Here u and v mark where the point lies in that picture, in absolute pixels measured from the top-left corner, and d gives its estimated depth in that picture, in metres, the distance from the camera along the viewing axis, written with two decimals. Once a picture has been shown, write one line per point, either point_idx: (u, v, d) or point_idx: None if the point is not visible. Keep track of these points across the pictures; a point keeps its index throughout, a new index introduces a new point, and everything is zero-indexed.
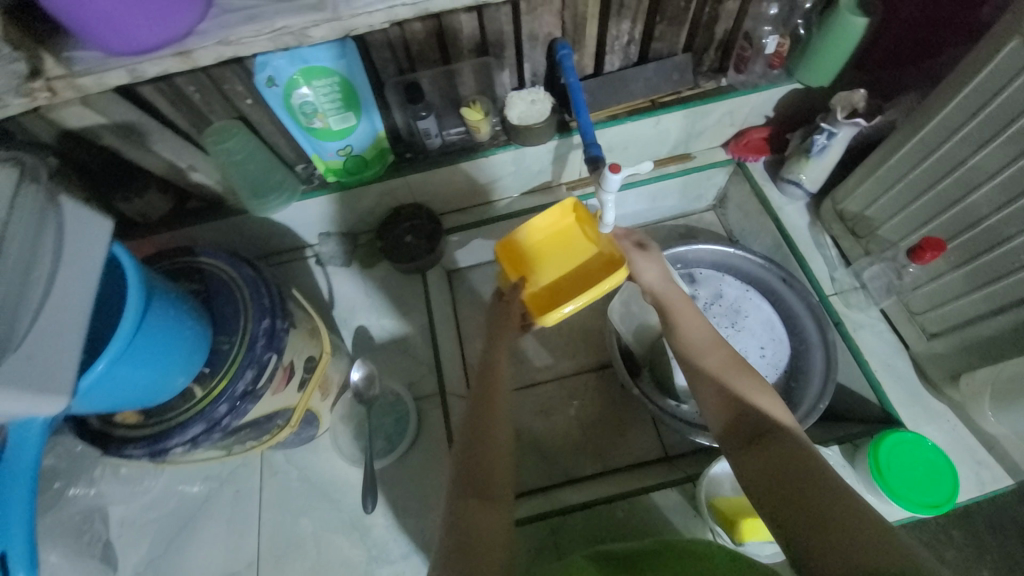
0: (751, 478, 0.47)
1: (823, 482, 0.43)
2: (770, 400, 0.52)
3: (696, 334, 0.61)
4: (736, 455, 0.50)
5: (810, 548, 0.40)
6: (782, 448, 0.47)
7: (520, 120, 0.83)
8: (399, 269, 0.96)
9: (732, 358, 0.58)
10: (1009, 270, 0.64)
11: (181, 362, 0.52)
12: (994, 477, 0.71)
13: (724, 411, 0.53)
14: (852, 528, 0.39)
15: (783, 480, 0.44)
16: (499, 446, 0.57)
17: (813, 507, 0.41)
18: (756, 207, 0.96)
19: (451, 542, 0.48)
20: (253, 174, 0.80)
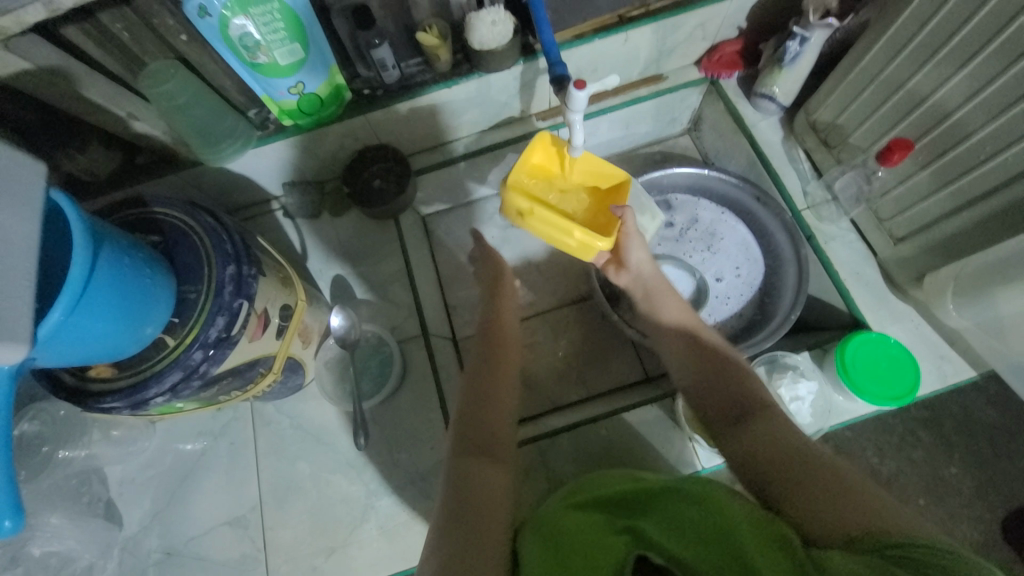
0: (745, 455, 0.54)
1: (804, 452, 0.51)
2: (751, 387, 0.62)
3: (672, 316, 0.74)
4: (721, 436, 0.59)
5: (793, 504, 0.47)
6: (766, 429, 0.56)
7: (482, 44, 0.77)
8: (370, 214, 0.94)
9: (713, 347, 0.68)
10: (975, 164, 0.65)
11: (145, 311, 0.51)
12: (955, 369, 0.75)
13: (712, 397, 0.63)
14: (834, 490, 0.46)
15: (773, 452, 0.53)
16: (499, 430, 0.63)
17: (798, 472, 0.49)
18: (730, 126, 0.94)
19: (459, 503, 0.53)
20: (200, 120, 0.75)
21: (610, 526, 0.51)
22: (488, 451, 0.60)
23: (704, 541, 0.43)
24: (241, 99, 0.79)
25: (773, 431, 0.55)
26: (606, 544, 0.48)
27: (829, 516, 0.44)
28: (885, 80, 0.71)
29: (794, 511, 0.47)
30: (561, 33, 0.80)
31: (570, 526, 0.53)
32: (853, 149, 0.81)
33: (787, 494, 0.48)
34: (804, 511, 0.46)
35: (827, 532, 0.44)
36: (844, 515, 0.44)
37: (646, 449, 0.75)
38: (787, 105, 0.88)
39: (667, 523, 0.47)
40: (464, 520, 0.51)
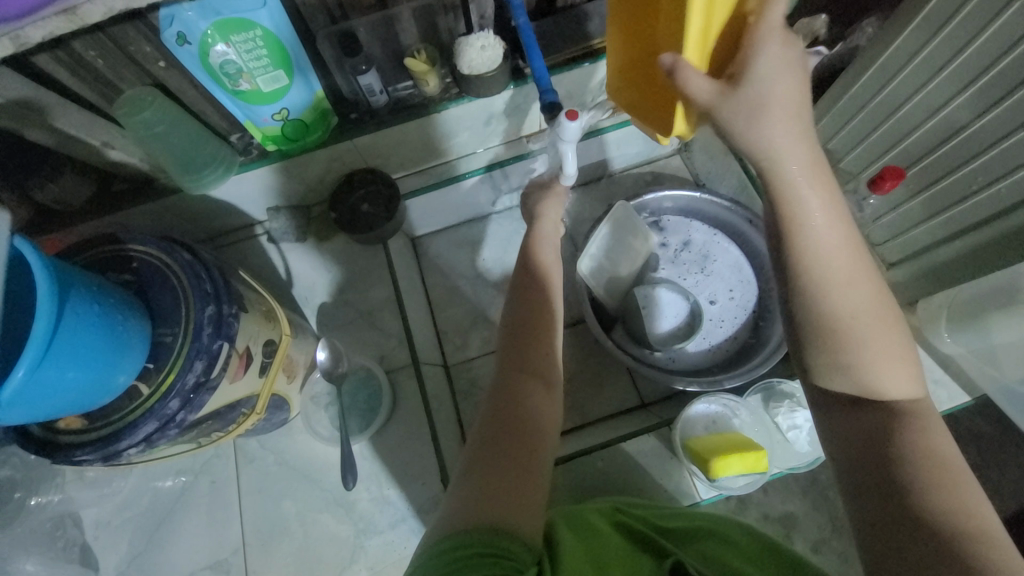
0: (844, 445, 0.49)
1: (921, 464, 0.44)
2: (892, 365, 0.48)
3: (829, 252, 0.49)
4: (829, 412, 0.51)
5: (882, 532, 0.43)
6: (887, 425, 0.47)
7: (471, 69, 0.76)
8: (357, 239, 0.91)
9: (873, 303, 0.49)
10: (966, 193, 0.65)
11: (118, 360, 0.48)
12: (950, 395, 0.75)
13: (841, 370, 0.49)
14: (937, 525, 0.41)
15: (880, 459, 0.46)
16: (544, 417, 0.56)
17: (900, 490, 0.44)
18: (720, 148, 0.94)
19: (504, 425, 0.53)
20: (179, 147, 0.72)
21: (644, 547, 0.52)
22: (543, 378, 0.59)
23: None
24: (223, 125, 0.76)
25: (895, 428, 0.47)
26: (640, 561, 0.50)
27: (900, 538, 0.42)
28: (877, 107, 0.71)
29: (879, 534, 0.44)
30: (551, 57, 0.79)
31: (601, 531, 0.53)
32: (844, 174, 0.81)
33: (878, 517, 0.44)
34: (879, 525, 0.44)
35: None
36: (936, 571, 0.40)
37: (644, 481, 0.73)
38: None
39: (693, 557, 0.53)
40: (507, 447, 0.51)
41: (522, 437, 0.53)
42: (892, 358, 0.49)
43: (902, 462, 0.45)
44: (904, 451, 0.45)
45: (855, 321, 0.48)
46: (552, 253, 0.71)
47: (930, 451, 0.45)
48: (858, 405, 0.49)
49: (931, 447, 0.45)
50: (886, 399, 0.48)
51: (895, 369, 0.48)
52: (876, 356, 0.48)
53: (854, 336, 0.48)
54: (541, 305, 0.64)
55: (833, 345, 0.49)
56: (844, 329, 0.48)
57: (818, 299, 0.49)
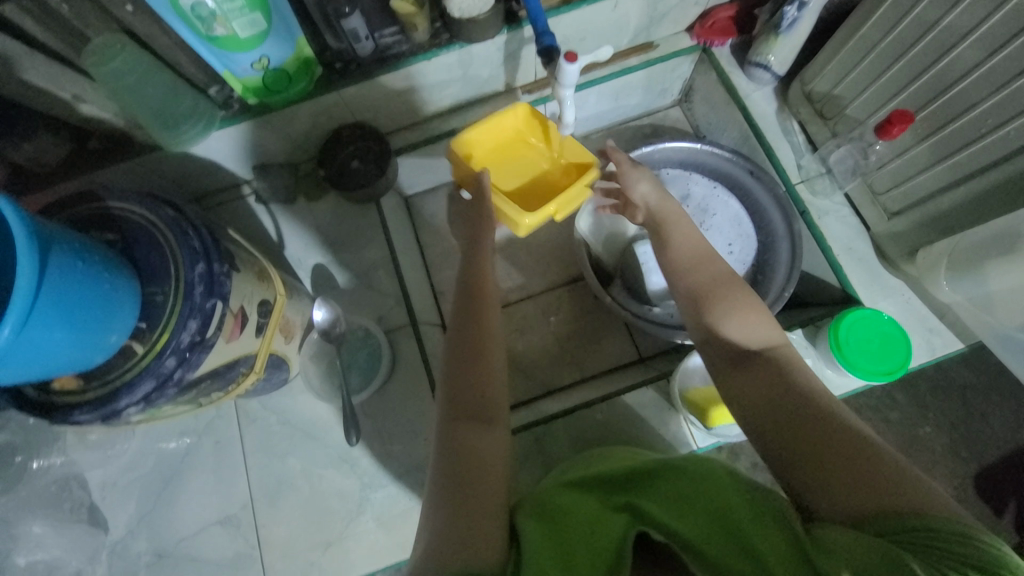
0: (746, 400, 0.55)
1: (822, 411, 0.50)
2: (760, 324, 0.60)
3: (687, 246, 0.68)
4: (727, 374, 0.58)
5: (794, 458, 0.49)
6: (776, 372, 0.55)
7: (462, 12, 0.71)
8: (349, 198, 0.88)
9: (723, 274, 0.65)
10: (975, 137, 0.63)
11: (108, 319, 0.47)
12: (945, 342, 0.76)
13: (721, 342, 0.60)
14: (840, 450, 0.47)
15: (779, 403, 0.52)
16: (489, 454, 0.55)
17: (813, 433, 0.49)
18: (721, 97, 0.91)
19: (449, 472, 0.52)
20: (157, 100, 0.68)
21: (607, 504, 0.52)
22: (482, 413, 0.58)
23: (711, 525, 0.45)
24: (200, 77, 0.72)
25: (779, 371, 0.55)
26: (608, 520, 0.49)
27: (837, 490, 0.45)
28: (888, 48, 0.68)
29: (811, 483, 0.47)
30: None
31: (566, 500, 0.54)
32: (849, 122, 0.79)
33: (796, 461, 0.48)
34: (811, 484, 0.47)
35: (836, 511, 0.44)
36: (852, 490, 0.44)
37: (642, 432, 0.74)
38: (781, 74, 0.85)
39: (673, 505, 0.49)
40: (462, 485, 0.51)
41: (464, 475, 0.52)
42: (753, 313, 0.61)
43: (807, 408, 0.51)
44: (794, 394, 0.52)
45: (717, 293, 0.63)
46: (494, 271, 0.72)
47: (806, 387, 0.53)
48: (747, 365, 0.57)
49: (805, 384, 0.53)
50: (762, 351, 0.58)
51: (760, 320, 0.60)
52: (741, 309, 0.61)
53: (718, 301, 0.62)
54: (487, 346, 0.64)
55: (704, 316, 0.62)
56: (711, 297, 0.63)
57: (691, 280, 0.65)
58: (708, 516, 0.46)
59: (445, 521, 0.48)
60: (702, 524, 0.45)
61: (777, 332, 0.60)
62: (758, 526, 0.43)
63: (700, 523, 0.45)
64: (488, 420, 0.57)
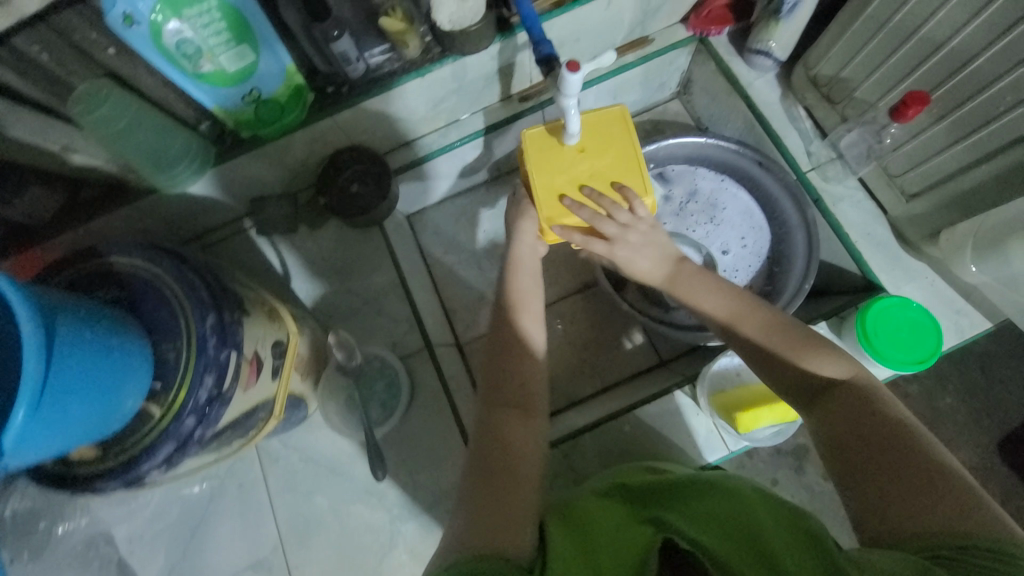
0: (820, 427, 0.53)
1: (905, 443, 0.48)
2: (825, 359, 0.55)
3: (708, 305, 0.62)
4: (805, 411, 0.56)
5: (862, 484, 0.48)
6: (850, 402, 0.52)
7: (453, 24, 0.70)
8: (351, 224, 0.87)
9: (771, 320, 0.59)
10: (996, 114, 0.61)
11: (120, 385, 0.45)
12: (973, 323, 0.74)
13: (784, 380, 0.57)
14: (914, 482, 0.46)
15: (855, 428, 0.51)
16: (520, 444, 0.57)
17: (889, 460, 0.48)
18: (723, 88, 0.89)
19: (488, 463, 0.55)
20: (146, 143, 0.67)
21: (638, 512, 0.53)
22: (524, 404, 0.60)
23: (737, 538, 0.44)
24: (189, 114, 0.70)
25: (861, 401, 0.52)
26: (638, 525, 0.50)
27: (905, 514, 0.45)
28: (896, 27, 0.66)
29: (875, 508, 0.47)
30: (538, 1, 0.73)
31: (601, 508, 0.54)
32: (859, 105, 0.77)
33: (868, 490, 0.48)
34: (877, 508, 0.46)
35: (899, 535, 0.44)
36: (927, 515, 0.44)
37: (671, 442, 0.73)
38: (783, 59, 0.83)
39: (693, 517, 0.48)
40: (495, 475, 0.54)
41: (495, 468, 0.55)
42: (824, 346, 0.56)
43: (882, 432, 0.50)
44: (868, 418, 0.51)
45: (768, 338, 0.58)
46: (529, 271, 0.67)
47: (890, 416, 0.51)
48: (819, 393, 0.55)
49: (892, 411, 0.51)
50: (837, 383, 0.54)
51: (826, 356, 0.56)
52: (808, 342, 0.57)
53: (774, 352, 0.57)
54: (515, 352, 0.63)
55: (767, 356, 0.57)
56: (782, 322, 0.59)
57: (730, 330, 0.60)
58: (738, 537, 0.44)
59: (475, 512, 0.50)
60: (721, 529, 0.46)
61: (845, 356, 0.56)
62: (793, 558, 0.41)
63: (725, 537, 0.45)
64: (526, 410, 0.60)
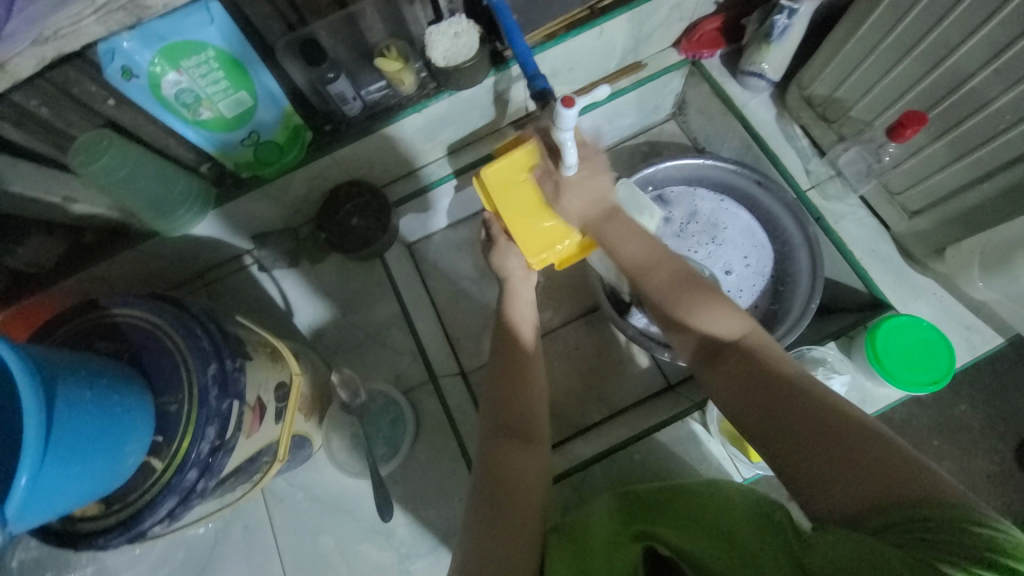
0: (725, 392, 0.53)
1: (805, 399, 0.47)
2: (725, 315, 0.56)
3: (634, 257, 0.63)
4: (706, 371, 0.56)
5: (774, 448, 0.46)
6: (747, 361, 0.52)
7: (447, 60, 0.71)
8: (352, 257, 0.87)
9: (677, 276, 0.61)
10: (995, 133, 0.60)
11: (122, 442, 0.45)
12: (984, 339, 0.73)
13: (689, 340, 0.59)
14: (826, 436, 0.43)
15: (755, 388, 0.50)
16: (527, 473, 0.58)
17: (789, 417, 0.46)
18: (718, 109, 0.90)
19: (488, 485, 0.56)
20: (148, 189, 0.68)
21: (625, 531, 0.52)
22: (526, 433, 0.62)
23: (717, 540, 0.44)
24: (189, 157, 0.71)
25: (753, 361, 0.52)
26: (625, 548, 0.49)
27: (828, 478, 0.42)
28: (887, 48, 0.66)
29: (793, 471, 0.44)
30: (531, 35, 0.75)
31: (592, 528, 0.54)
32: (855, 123, 0.77)
33: (787, 453, 0.45)
34: (798, 476, 0.44)
35: (829, 507, 0.41)
36: (842, 473, 0.41)
37: (684, 471, 0.71)
38: (777, 80, 0.83)
39: (683, 526, 0.48)
40: (499, 505, 0.54)
41: (499, 493, 0.56)
42: (722, 299, 0.58)
43: (777, 390, 0.49)
44: (764, 377, 0.51)
45: (674, 291, 0.60)
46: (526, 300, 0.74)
47: (781, 370, 0.51)
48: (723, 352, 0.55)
49: (785, 368, 0.50)
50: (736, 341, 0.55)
51: (727, 310, 0.57)
52: (706, 298, 0.58)
53: (680, 305, 0.59)
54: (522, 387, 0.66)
55: (670, 310, 0.60)
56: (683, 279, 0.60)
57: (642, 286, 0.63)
58: (719, 540, 0.44)
59: (480, 542, 0.51)
60: (710, 537, 0.45)
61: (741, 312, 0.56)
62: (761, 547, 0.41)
63: (707, 540, 0.44)
64: (528, 439, 0.61)
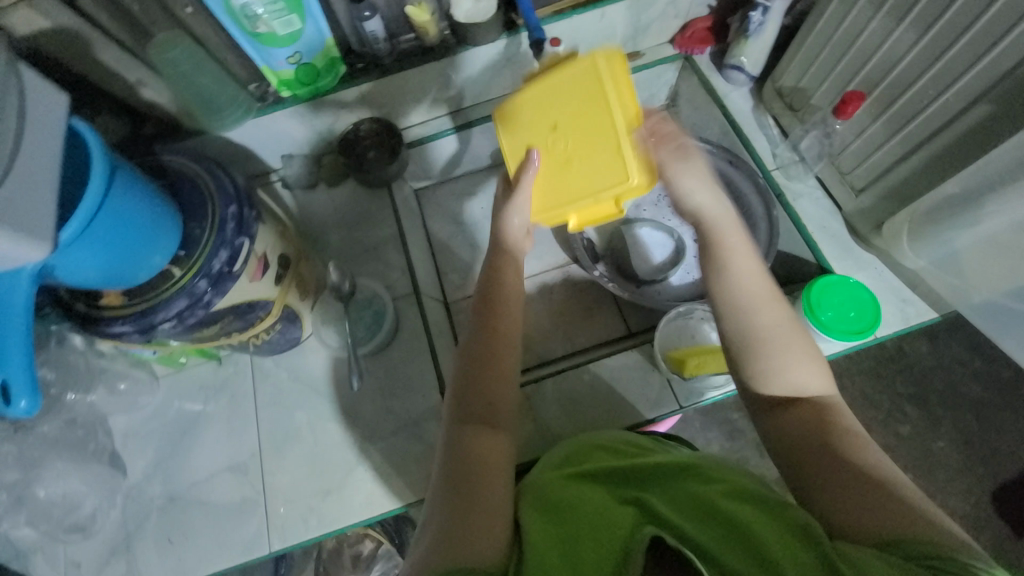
0: (778, 435, 0.58)
1: (847, 453, 0.53)
2: (806, 370, 0.59)
3: (744, 280, 0.63)
4: (764, 418, 0.60)
5: (816, 485, 0.52)
6: (809, 413, 0.57)
7: (467, 18, 0.85)
8: (364, 184, 0.99)
9: (782, 316, 0.62)
10: (921, 109, 0.69)
11: (152, 240, 0.56)
12: (919, 312, 0.80)
13: (757, 385, 0.61)
14: (859, 483, 0.50)
15: (807, 438, 0.55)
16: (490, 452, 0.59)
17: (839, 463, 0.52)
18: (703, 98, 1.01)
19: (459, 469, 0.57)
20: (199, 86, 0.80)
21: (617, 497, 0.57)
22: (492, 419, 0.63)
23: (728, 533, 0.48)
24: (242, 71, 0.85)
25: (817, 416, 0.57)
26: (617, 513, 0.54)
27: (861, 512, 0.48)
28: (840, 40, 0.77)
29: (827, 501, 0.51)
30: (542, 9, 0.86)
31: (583, 495, 0.58)
32: (815, 111, 0.87)
33: (820, 488, 0.52)
34: (832, 510, 0.50)
35: (857, 532, 0.47)
36: (875, 516, 0.47)
37: (625, 394, 0.79)
38: (755, 75, 0.95)
39: (684, 510, 0.53)
40: (468, 478, 0.56)
41: (469, 468, 0.57)
42: (804, 359, 0.60)
43: (829, 440, 0.54)
44: (824, 429, 0.55)
45: (771, 331, 0.60)
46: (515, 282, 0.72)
47: (839, 425, 0.56)
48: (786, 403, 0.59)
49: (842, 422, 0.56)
50: (805, 396, 0.59)
51: (810, 367, 0.60)
52: (792, 356, 0.60)
53: (768, 347, 0.60)
54: (501, 352, 0.68)
55: (755, 352, 0.60)
56: (768, 335, 0.61)
57: (740, 315, 0.62)
58: (726, 534, 0.49)
59: (450, 518, 0.52)
60: (722, 533, 0.49)
61: (823, 374, 0.60)
62: (782, 544, 0.46)
63: (715, 531, 0.49)
64: (495, 425, 0.62)
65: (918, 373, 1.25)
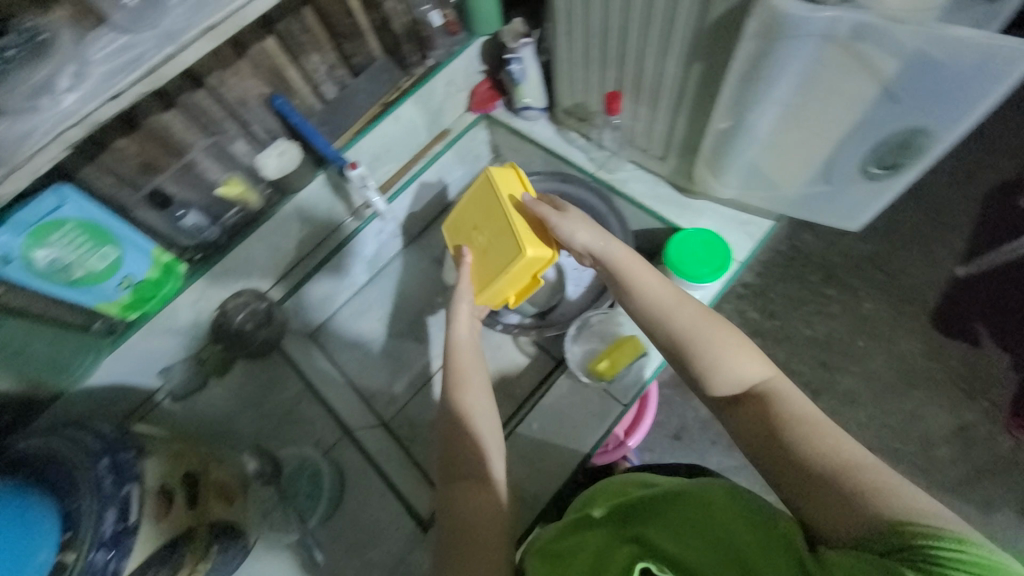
0: (743, 430, 0.61)
1: (805, 443, 0.56)
2: (744, 362, 0.64)
3: (656, 291, 0.72)
4: (726, 415, 0.64)
5: (791, 484, 0.55)
6: (757, 406, 0.61)
7: (279, 172, 0.91)
8: (253, 357, 0.98)
9: (700, 312, 0.69)
10: (661, 85, 0.82)
11: (25, 542, 0.50)
12: (759, 227, 0.94)
13: (708, 387, 0.66)
14: (835, 480, 0.52)
15: (768, 426, 0.59)
16: (479, 509, 0.65)
17: (799, 456, 0.55)
18: (516, 141, 1.13)
19: (450, 534, 0.64)
20: (45, 355, 0.80)
21: (618, 534, 0.62)
22: (470, 472, 0.68)
23: (711, 547, 0.53)
24: (77, 317, 0.80)
25: (767, 406, 0.61)
26: (617, 552, 0.58)
27: (832, 512, 0.50)
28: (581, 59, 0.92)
29: (802, 498, 0.53)
30: (341, 137, 0.96)
31: (586, 545, 0.62)
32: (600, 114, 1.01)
33: (797, 488, 0.54)
34: (812, 512, 0.52)
35: (835, 534, 0.49)
36: (846, 514, 0.49)
37: (572, 424, 0.81)
38: (546, 107, 1.09)
39: (674, 533, 0.56)
40: (459, 539, 0.63)
41: (462, 532, 0.63)
42: (739, 348, 0.65)
43: (783, 424, 0.58)
44: (777, 415, 0.59)
45: (695, 328, 0.67)
46: (469, 356, 0.79)
47: (791, 413, 0.59)
48: (738, 400, 0.64)
49: (789, 405, 0.60)
50: (749, 387, 0.63)
51: (746, 357, 0.65)
52: (724, 350, 0.65)
53: (696, 345, 0.66)
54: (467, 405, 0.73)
55: (688, 352, 0.67)
56: (689, 337, 0.67)
57: (665, 319, 0.70)
58: (709, 550, 0.52)
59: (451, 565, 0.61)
60: (703, 547, 0.53)
61: (757, 359, 0.65)
62: (753, 544, 0.51)
63: (702, 549, 0.53)
64: (483, 478, 0.67)
65: (820, 260, 1.37)
